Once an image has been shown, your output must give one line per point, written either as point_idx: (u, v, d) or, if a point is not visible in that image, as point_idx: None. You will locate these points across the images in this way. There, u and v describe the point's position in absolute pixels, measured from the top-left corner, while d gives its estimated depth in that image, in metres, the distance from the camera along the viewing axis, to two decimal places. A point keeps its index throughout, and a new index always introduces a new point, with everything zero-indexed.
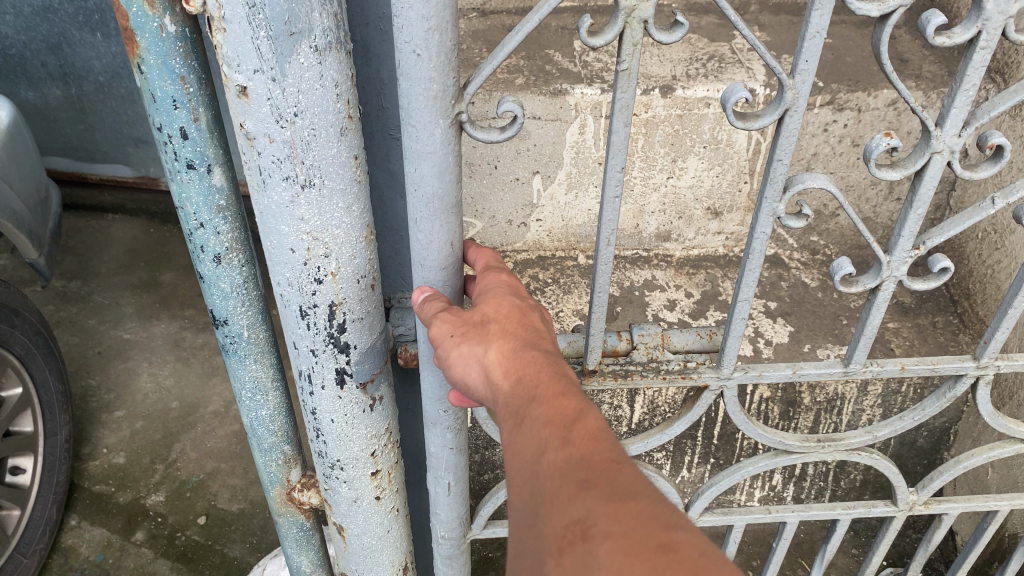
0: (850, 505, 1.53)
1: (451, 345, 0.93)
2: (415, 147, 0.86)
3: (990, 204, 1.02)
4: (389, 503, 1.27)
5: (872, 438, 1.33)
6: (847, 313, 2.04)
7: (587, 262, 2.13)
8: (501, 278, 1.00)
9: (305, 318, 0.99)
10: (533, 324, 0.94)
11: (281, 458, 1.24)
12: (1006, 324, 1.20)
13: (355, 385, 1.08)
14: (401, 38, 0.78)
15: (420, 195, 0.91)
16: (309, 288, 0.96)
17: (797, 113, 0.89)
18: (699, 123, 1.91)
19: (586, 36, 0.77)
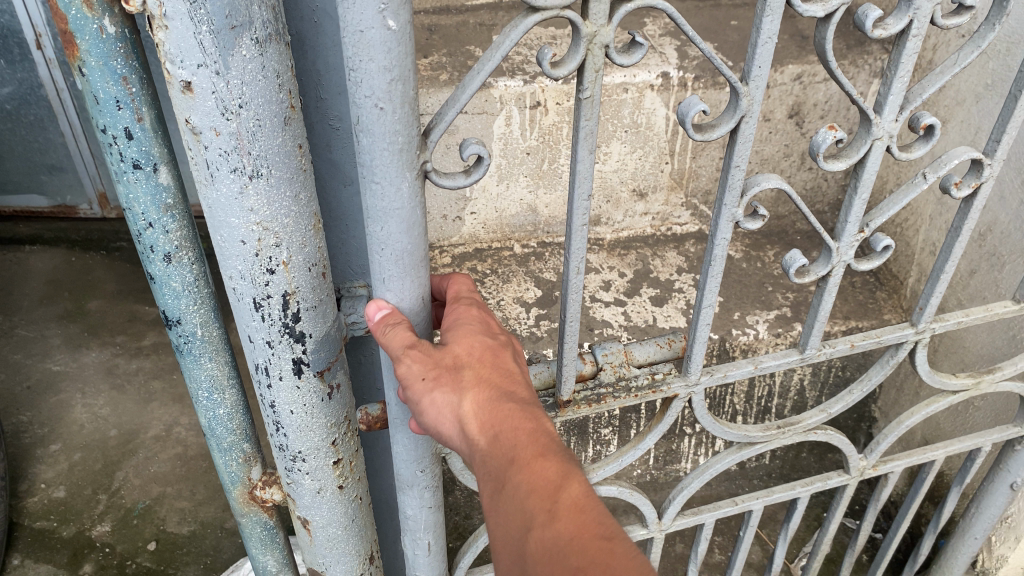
0: (808, 481, 1.65)
1: (424, 390, 1.00)
2: (381, 206, 0.92)
3: (924, 179, 1.16)
4: (351, 492, 1.29)
5: (825, 416, 1.44)
6: (772, 281, 2.14)
7: (523, 251, 2.18)
8: (468, 312, 1.07)
9: (259, 310, 1.01)
10: (504, 367, 1.03)
11: (240, 457, 1.25)
12: (938, 289, 1.35)
13: (312, 374, 1.11)
14: (359, 91, 0.83)
15: (390, 251, 0.97)
16: (261, 280, 0.98)
17: (751, 119, 0.97)
18: (618, 108, 1.99)
19: (550, 68, 0.83)
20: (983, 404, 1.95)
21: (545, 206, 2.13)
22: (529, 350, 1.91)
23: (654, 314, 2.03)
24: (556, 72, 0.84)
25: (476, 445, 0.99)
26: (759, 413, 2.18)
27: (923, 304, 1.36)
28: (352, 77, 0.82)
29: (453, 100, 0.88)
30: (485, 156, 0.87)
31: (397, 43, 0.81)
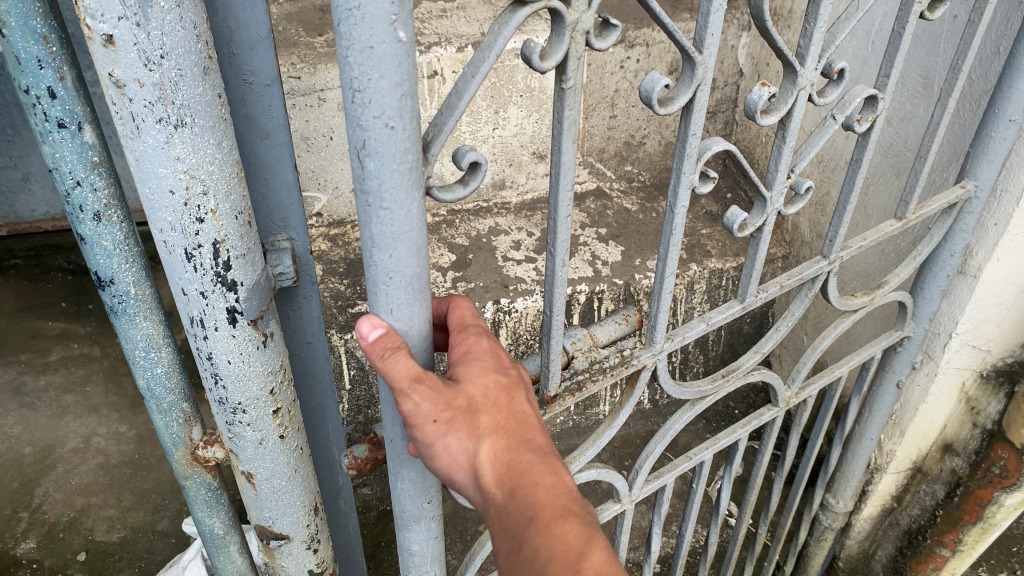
0: (746, 422, 1.81)
1: (438, 432, 1.01)
2: (388, 231, 0.87)
3: (833, 121, 1.30)
4: (292, 442, 1.35)
5: (760, 356, 1.57)
6: (668, 228, 2.30)
7: (433, 220, 2.28)
8: (481, 348, 1.07)
9: (191, 261, 1.06)
10: (521, 410, 1.05)
11: (181, 417, 1.29)
12: (843, 220, 1.47)
13: (247, 322, 1.16)
14: (366, 117, 0.78)
15: (398, 278, 0.93)
16: (191, 229, 1.03)
17: (702, 87, 1.02)
18: (511, 73, 2.10)
19: (541, 63, 0.83)
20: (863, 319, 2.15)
21: None
22: None
23: (563, 267, 2.15)
24: (547, 66, 0.83)
25: (492, 493, 1.04)
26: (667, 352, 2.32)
27: (834, 236, 1.46)
28: (359, 100, 0.77)
29: (452, 108, 0.84)
30: (483, 161, 0.84)
31: (406, 58, 0.77)
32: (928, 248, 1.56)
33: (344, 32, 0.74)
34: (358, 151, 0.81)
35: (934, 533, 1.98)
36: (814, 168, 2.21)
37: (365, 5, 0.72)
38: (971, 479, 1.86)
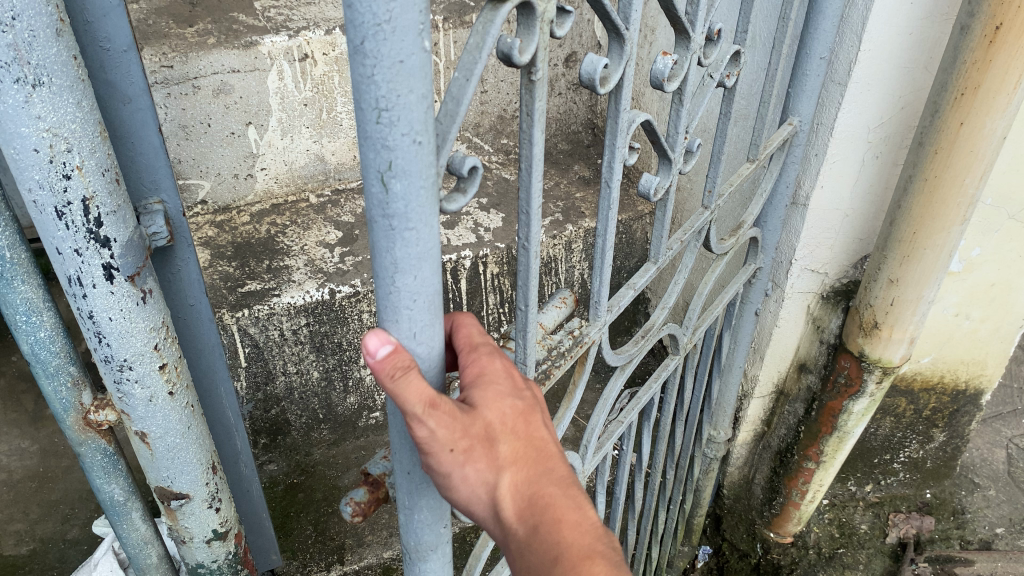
0: (657, 377, 1.70)
1: (453, 463, 0.82)
2: (414, 253, 0.73)
3: (710, 81, 1.32)
4: (183, 398, 1.35)
5: (667, 310, 1.54)
6: (544, 194, 2.43)
7: (318, 200, 2.34)
8: (493, 367, 0.87)
9: (62, 219, 1.06)
10: (541, 437, 0.87)
11: (69, 380, 1.30)
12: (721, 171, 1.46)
13: (124, 278, 1.17)
14: (392, 136, 0.65)
15: (414, 302, 0.77)
16: (59, 187, 1.03)
17: (629, 61, 0.94)
18: None
19: (519, 58, 0.74)
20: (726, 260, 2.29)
21: (332, 154, 2.31)
22: (337, 283, 2.09)
23: (447, 235, 2.25)
24: (523, 61, 0.74)
25: (512, 530, 0.86)
26: None
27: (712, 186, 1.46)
28: (386, 117, 0.63)
29: (452, 114, 0.72)
30: (479, 165, 0.79)
31: (427, 68, 0.65)
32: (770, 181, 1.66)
33: (365, 51, 0.61)
34: (381, 173, 0.67)
35: (799, 449, 2.11)
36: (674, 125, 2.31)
37: (397, 14, 0.60)
38: (823, 392, 1.98)
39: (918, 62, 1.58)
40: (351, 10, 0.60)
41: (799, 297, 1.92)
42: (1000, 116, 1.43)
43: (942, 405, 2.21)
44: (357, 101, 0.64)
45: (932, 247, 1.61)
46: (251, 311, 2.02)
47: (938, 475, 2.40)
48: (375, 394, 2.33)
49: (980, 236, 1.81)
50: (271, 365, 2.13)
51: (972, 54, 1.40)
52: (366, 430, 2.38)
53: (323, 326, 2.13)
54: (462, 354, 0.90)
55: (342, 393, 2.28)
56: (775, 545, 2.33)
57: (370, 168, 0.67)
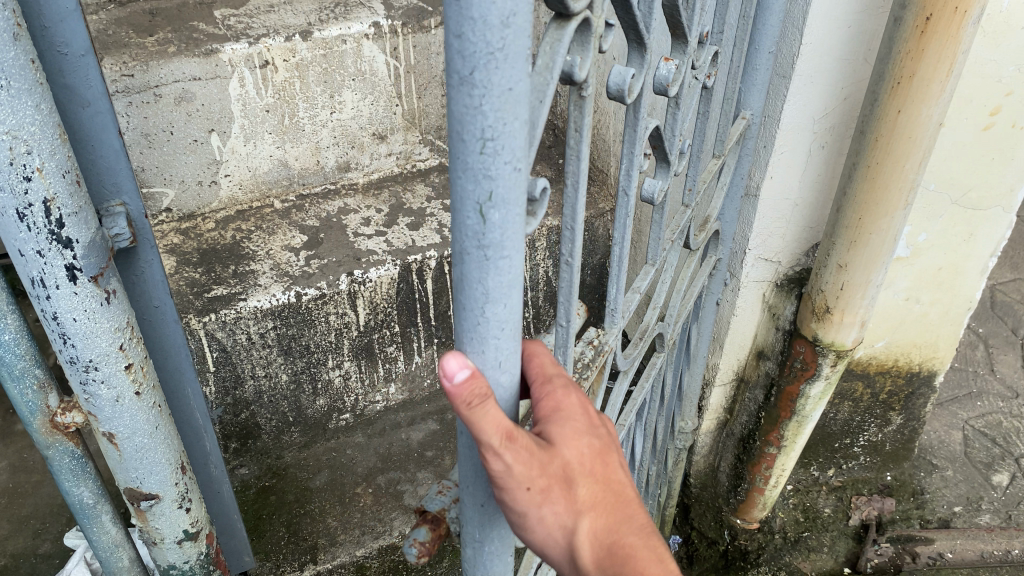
0: (647, 377, 1.69)
1: (531, 502, 0.80)
2: (505, 281, 0.72)
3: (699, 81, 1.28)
4: (150, 399, 1.34)
5: (656, 310, 1.54)
6: None
7: (283, 205, 2.37)
8: (570, 402, 0.84)
9: (23, 220, 1.08)
10: (619, 480, 0.85)
11: (36, 383, 1.28)
12: (700, 172, 1.44)
13: (88, 279, 1.18)
14: (494, 166, 0.64)
15: (497, 327, 0.76)
16: (20, 189, 1.05)
17: (648, 72, 0.95)
18: (341, 58, 2.20)
19: (580, 76, 0.76)
20: None
21: (295, 159, 2.34)
22: (304, 286, 2.12)
23: (412, 237, 2.29)
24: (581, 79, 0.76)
25: None
26: None
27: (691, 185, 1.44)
28: (490, 147, 0.63)
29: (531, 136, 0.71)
30: (550, 187, 0.76)
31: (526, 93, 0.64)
32: (728, 175, 1.67)
33: (475, 82, 0.60)
34: (480, 204, 0.66)
35: (761, 435, 2.17)
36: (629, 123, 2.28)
37: (510, 44, 0.59)
38: (782, 378, 2.04)
39: (857, 54, 1.63)
40: (461, 40, 0.58)
41: (755, 286, 1.99)
42: (934, 103, 1.49)
43: (897, 388, 2.27)
44: (458, 130, 0.63)
45: (878, 232, 1.67)
46: (217, 315, 2.03)
47: (898, 457, 2.47)
48: (344, 395, 2.36)
49: (924, 220, 1.88)
50: (240, 369, 2.15)
51: (905, 45, 1.46)
52: (336, 432, 2.41)
53: (290, 329, 2.15)
54: (536, 386, 0.87)
55: (311, 395, 2.30)
56: (742, 531, 2.39)
57: (468, 199, 0.66)
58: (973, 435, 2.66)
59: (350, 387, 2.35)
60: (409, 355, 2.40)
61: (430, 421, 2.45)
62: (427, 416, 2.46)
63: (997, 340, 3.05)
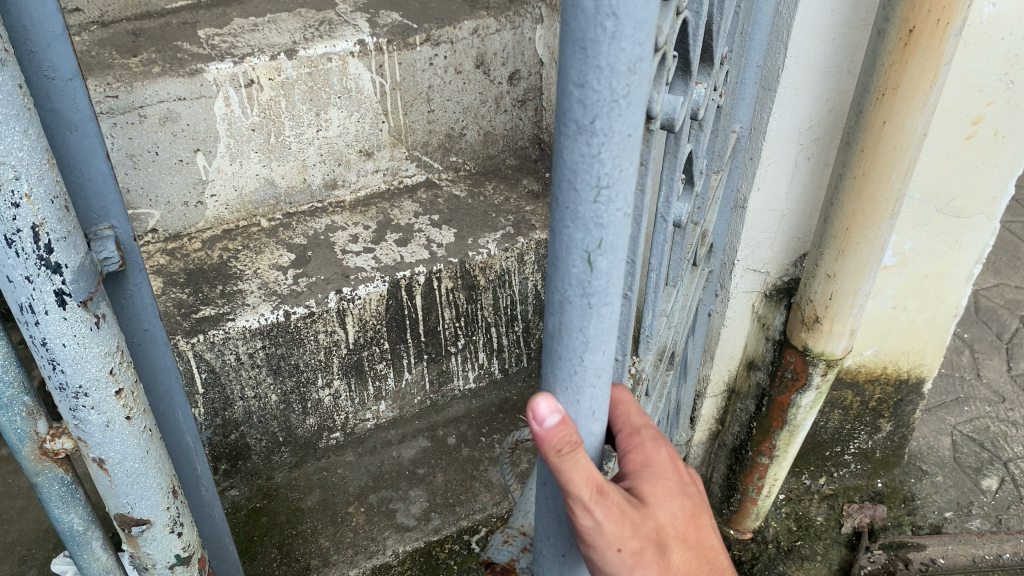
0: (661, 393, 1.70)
1: (623, 564, 0.88)
2: (604, 328, 0.76)
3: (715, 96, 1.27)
4: (141, 422, 1.19)
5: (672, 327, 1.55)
6: (494, 209, 2.48)
7: (270, 224, 2.36)
8: (660, 458, 0.95)
9: (12, 247, 0.95)
10: (704, 537, 0.96)
11: (22, 411, 1.13)
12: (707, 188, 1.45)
13: (77, 304, 1.06)
14: (606, 213, 0.68)
15: (594, 369, 0.80)
16: (8, 215, 0.93)
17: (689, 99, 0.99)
18: (327, 76, 2.20)
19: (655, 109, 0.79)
20: None
21: (282, 178, 2.33)
22: (292, 305, 2.11)
23: (400, 253, 2.28)
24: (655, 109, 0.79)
25: None
26: (508, 322, 2.46)
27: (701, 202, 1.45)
28: (606, 195, 0.67)
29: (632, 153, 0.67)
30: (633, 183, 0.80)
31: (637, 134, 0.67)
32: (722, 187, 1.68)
33: (595, 130, 0.63)
34: (589, 252, 0.70)
35: (753, 445, 2.18)
36: None
37: (633, 90, 0.62)
38: (772, 388, 2.05)
39: (841, 67, 1.64)
40: (583, 87, 0.62)
41: (744, 297, 1.99)
42: (919, 114, 1.51)
43: (886, 394, 2.28)
44: (570, 180, 0.67)
45: (865, 241, 1.68)
46: (205, 336, 2.02)
47: (888, 464, 2.50)
48: (334, 414, 2.34)
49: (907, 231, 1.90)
50: (229, 391, 2.13)
51: (888, 57, 1.47)
52: (327, 451, 2.38)
53: (279, 349, 2.14)
54: (626, 441, 0.97)
55: (301, 415, 2.28)
56: (737, 541, 2.39)
57: (576, 247, 0.70)
58: (961, 440, 2.68)
59: (340, 406, 2.33)
60: (399, 372, 2.38)
61: (421, 437, 2.44)
62: (418, 433, 2.45)
63: (981, 344, 3.08)
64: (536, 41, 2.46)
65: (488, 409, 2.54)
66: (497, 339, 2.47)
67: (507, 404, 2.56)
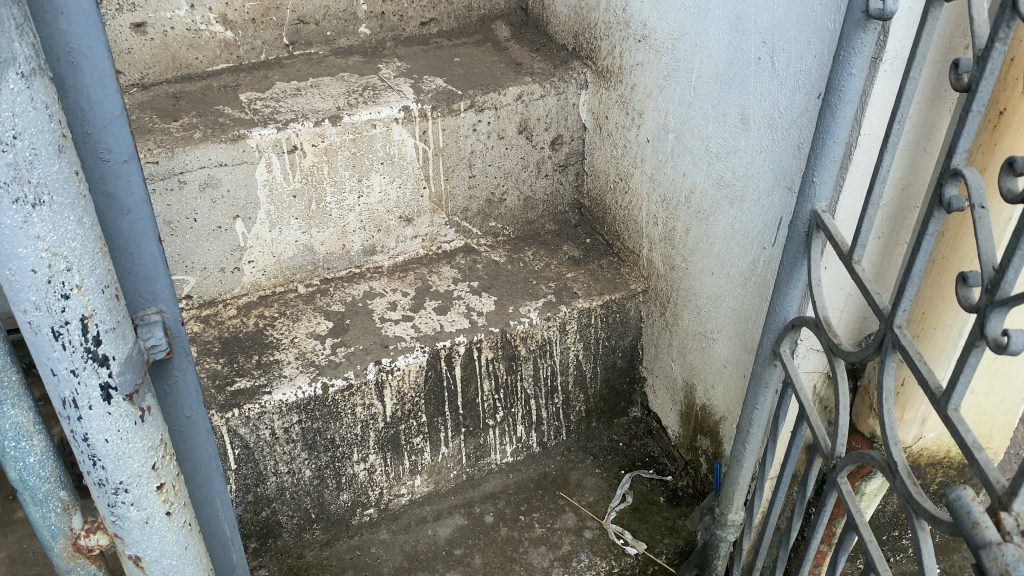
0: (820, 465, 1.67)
1: None
2: None
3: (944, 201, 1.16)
4: (180, 517, 1.21)
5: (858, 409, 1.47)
6: (535, 275, 2.40)
7: (307, 290, 2.29)
8: None
9: (58, 338, 0.96)
10: None
11: (59, 506, 1.16)
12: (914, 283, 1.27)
13: (122, 399, 1.04)
14: None
15: None
16: (57, 306, 0.94)
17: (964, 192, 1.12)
18: (371, 143, 2.16)
19: None
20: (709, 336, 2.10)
21: (321, 244, 2.27)
22: (331, 376, 2.03)
23: (440, 321, 2.20)
24: None
25: None
26: (548, 394, 2.37)
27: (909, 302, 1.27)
28: None
29: None
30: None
31: None
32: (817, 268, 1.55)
33: None
34: None
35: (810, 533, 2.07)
36: (664, 207, 2.17)
37: None
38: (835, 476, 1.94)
39: (917, 145, 1.55)
40: None
41: (806, 376, 1.89)
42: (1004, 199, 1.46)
43: (949, 478, 2.16)
44: None
45: (942, 326, 1.63)
46: (240, 410, 1.94)
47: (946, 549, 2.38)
48: (369, 489, 2.25)
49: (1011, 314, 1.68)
50: (262, 466, 2.05)
51: (978, 138, 1.40)
52: (360, 528, 2.28)
53: (315, 423, 2.06)
54: None
55: (335, 490, 2.19)
56: None
57: None
58: None
59: (375, 481, 2.24)
60: (436, 446, 2.29)
61: (457, 515, 2.32)
62: (454, 510, 2.34)
63: None
64: (580, 106, 2.41)
65: (527, 485, 2.41)
66: (536, 412, 2.38)
67: (546, 479, 2.43)
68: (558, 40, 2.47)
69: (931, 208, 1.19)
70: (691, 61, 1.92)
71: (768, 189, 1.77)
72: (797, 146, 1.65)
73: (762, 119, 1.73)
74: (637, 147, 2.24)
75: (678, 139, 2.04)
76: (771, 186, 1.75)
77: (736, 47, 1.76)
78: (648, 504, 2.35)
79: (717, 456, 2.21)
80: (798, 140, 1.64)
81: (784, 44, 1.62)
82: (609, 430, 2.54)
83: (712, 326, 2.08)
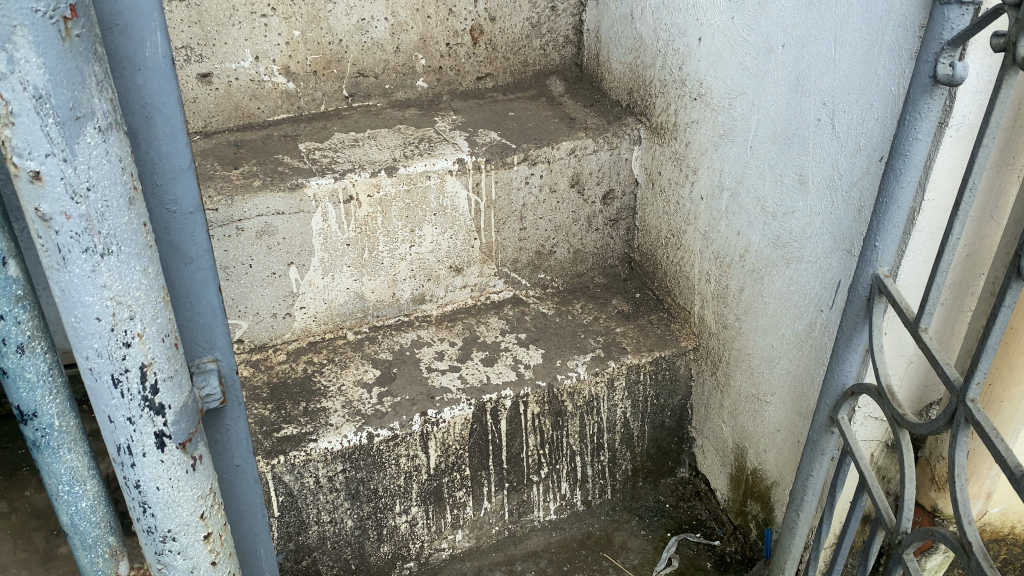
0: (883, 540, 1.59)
1: None
2: None
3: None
4: (226, 567, 1.19)
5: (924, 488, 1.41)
6: (583, 329, 2.38)
7: (356, 337, 2.30)
8: None
9: (118, 386, 0.96)
10: None
11: (107, 552, 1.14)
12: (987, 358, 1.22)
13: (175, 447, 1.04)
14: None
15: None
16: (117, 354, 0.94)
17: None
18: (425, 194, 2.18)
19: None
20: (763, 399, 2.05)
21: (371, 292, 2.29)
22: (376, 426, 2.02)
23: (487, 373, 2.19)
24: None
25: None
26: (594, 451, 2.33)
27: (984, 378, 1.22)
28: None
29: None
30: None
31: None
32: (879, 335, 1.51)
33: None
34: None
35: None
36: (716, 265, 2.15)
37: None
38: None
39: (983, 212, 1.52)
40: None
41: (864, 445, 1.82)
42: None
43: (1013, 556, 2.05)
44: None
45: (1010, 400, 1.60)
46: (286, 457, 1.94)
47: None
48: (409, 542, 2.22)
49: None
50: (305, 514, 2.04)
51: None
52: None
53: (359, 473, 2.04)
54: None
55: (376, 541, 2.17)
56: None
57: None
58: None
59: (416, 534, 2.21)
60: (478, 499, 2.25)
61: (498, 572, 2.27)
62: (494, 567, 2.28)
63: None
64: (633, 161, 2.40)
65: (570, 544, 2.36)
66: (581, 469, 2.34)
67: (590, 539, 2.37)
68: (612, 96, 2.48)
69: (1008, 279, 1.15)
70: (748, 120, 1.91)
71: (827, 250, 1.73)
72: (857, 210, 1.62)
73: (821, 180, 1.71)
74: (690, 203, 2.22)
75: (732, 199, 2.02)
76: (830, 248, 1.72)
77: (795, 108, 1.75)
78: (694, 569, 2.27)
79: (768, 522, 2.14)
80: (859, 204, 1.62)
81: (844, 107, 1.60)
82: (654, 491, 2.49)
83: (765, 388, 2.03)
